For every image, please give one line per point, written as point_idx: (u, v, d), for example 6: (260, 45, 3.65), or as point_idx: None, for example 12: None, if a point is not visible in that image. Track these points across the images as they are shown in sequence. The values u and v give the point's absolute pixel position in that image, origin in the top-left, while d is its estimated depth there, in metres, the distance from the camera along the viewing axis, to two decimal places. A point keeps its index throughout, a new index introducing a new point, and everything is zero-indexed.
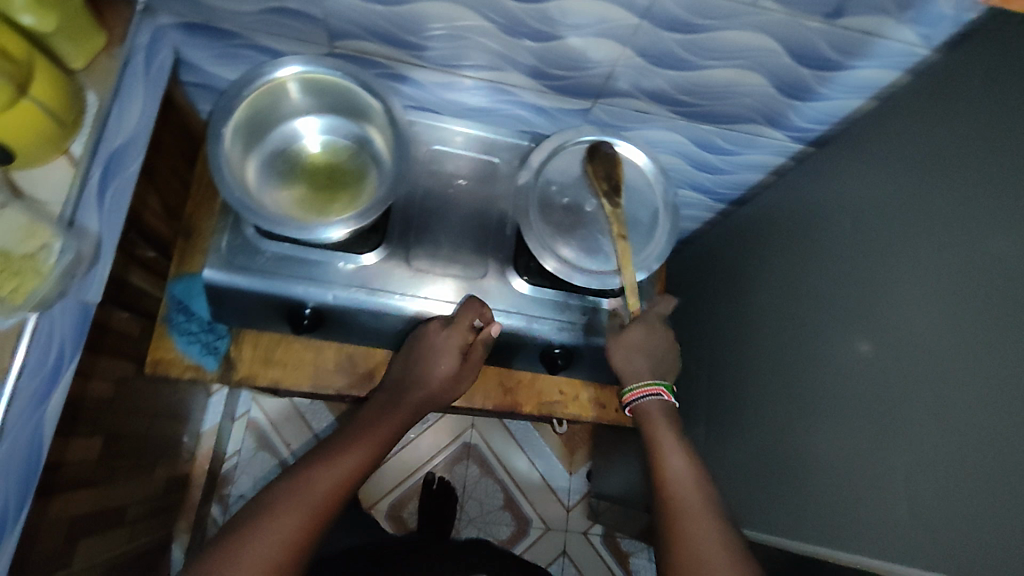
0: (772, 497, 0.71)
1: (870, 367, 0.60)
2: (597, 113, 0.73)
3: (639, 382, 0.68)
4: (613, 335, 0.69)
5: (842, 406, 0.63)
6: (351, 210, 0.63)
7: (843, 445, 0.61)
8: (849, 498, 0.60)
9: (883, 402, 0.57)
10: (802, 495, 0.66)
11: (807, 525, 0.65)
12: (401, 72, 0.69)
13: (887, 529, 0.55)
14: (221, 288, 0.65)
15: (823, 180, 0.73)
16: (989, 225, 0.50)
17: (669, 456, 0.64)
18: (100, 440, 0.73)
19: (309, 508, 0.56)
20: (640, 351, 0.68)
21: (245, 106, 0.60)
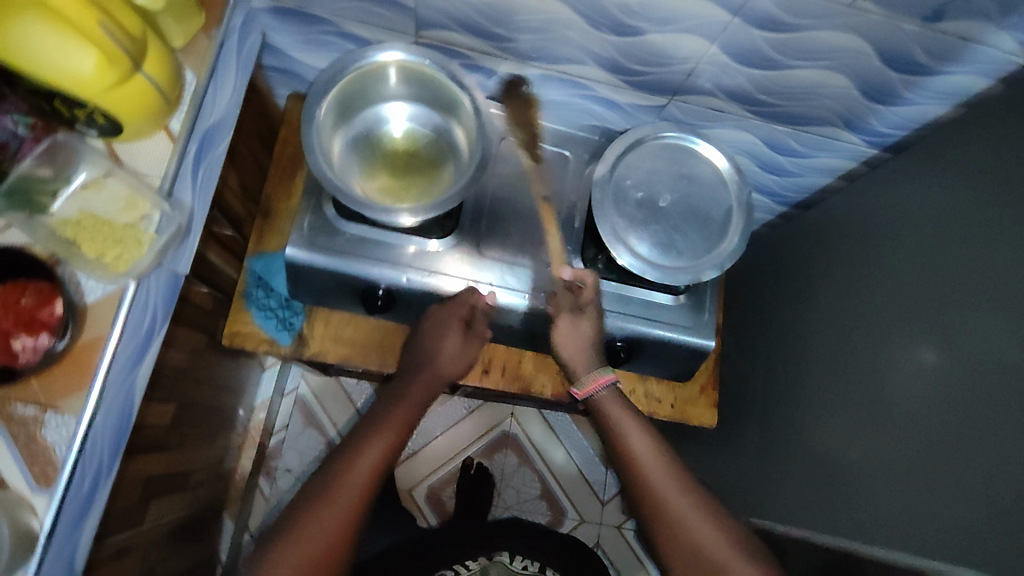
0: (836, 501, 0.71)
1: (945, 375, 0.59)
2: (672, 110, 0.73)
3: (593, 373, 0.66)
4: (564, 319, 0.67)
5: (913, 412, 0.62)
6: (424, 201, 0.64)
7: (915, 453, 0.61)
8: (920, 504, 0.59)
9: (961, 411, 0.57)
10: (869, 501, 0.66)
11: (874, 529, 0.65)
12: (481, 64, 0.70)
13: (968, 536, 0.55)
14: (299, 265, 0.67)
15: (898, 186, 0.72)
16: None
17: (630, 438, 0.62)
18: (173, 407, 0.76)
19: (352, 498, 0.58)
20: (589, 343, 0.66)
21: (339, 87, 0.62)
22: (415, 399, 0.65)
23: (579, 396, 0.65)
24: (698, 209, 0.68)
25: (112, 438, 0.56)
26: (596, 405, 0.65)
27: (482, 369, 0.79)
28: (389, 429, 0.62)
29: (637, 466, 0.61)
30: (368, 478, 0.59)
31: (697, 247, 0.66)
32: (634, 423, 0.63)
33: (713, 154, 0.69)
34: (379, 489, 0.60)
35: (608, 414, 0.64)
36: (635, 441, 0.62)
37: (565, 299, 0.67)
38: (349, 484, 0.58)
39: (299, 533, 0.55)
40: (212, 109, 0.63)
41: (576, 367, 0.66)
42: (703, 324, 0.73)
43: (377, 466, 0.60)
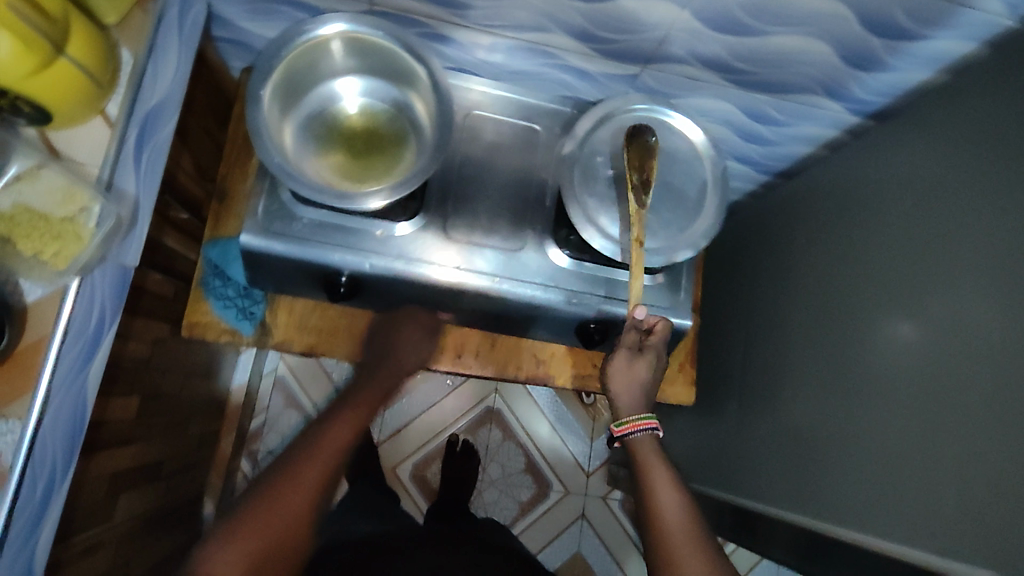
0: (811, 477, 0.70)
1: (922, 355, 0.58)
2: (645, 79, 0.70)
3: (635, 414, 0.65)
4: (622, 357, 0.66)
5: (890, 394, 0.61)
6: (388, 179, 0.61)
7: (891, 433, 0.60)
8: (896, 486, 0.59)
9: (938, 392, 0.56)
10: (846, 481, 0.65)
11: (849, 507, 0.64)
12: (442, 33, 0.66)
13: (937, 519, 0.54)
14: (257, 253, 0.64)
15: (880, 157, 0.69)
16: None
17: (659, 490, 0.61)
18: (138, 398, 0.74)
19: (328, 465, 0.55)
20: (639, 386, 0.66)
21: (283, 66, 0.58)
22: (382, 379, 0.65)
23: (615, 432, 0.65)
24: (674, 185, 0.65)
25: (64, 442, 0.54)
26: (631, 450, 0.64)
27: (456, 353, 0.76)
28: (355, 409, 0.61)
29: (659, 519, 0.59)
30: (335, 452, 0.56)
31: (671, 226, 0.63)
32: (670, 486, 0.61)
33: (687, 129, 0.65)
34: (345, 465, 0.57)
35: (646, 468, 0.63)
36: (664, 501, 0.60)
37: (631, 337, 0.66)
38: (325, 446, 0.56)
39: (273, 494, 0.53)
40: (152, 91, 0.59)
41: (619, 404, 0.65)
42: (679, 303, 0.71)
43: (344, 441, 0.58)
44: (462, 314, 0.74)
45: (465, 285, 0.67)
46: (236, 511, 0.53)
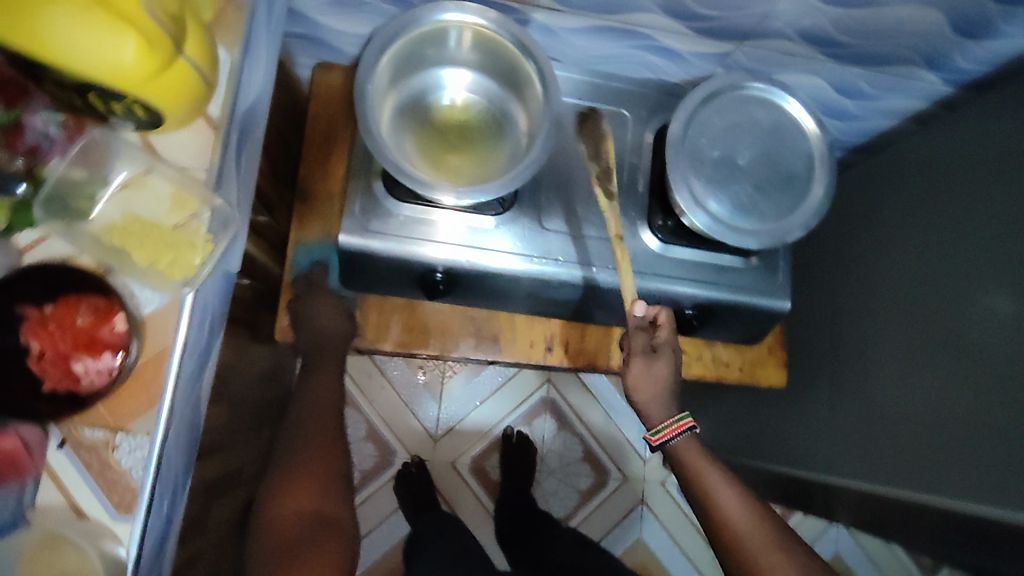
0: (893, 452, 0.69)
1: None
2: (738, 57, 0.68)
3: (669, 420, 0.67)
4: (640, 361, 0.67)
5: (994, 363, 0.59)
6: (483, 176, 0.59)
7: (993, 410, 0.59)
8: (1001, 453, 0.57)
9: None
10: (938, 450, 0.63)
11: (943, 477, 0.62)
12: (532, 18, 0.64)
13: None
14: (354, 252, 0.63)
15: (980, 123, 0.67)
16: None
17: (715, 489, 0.64)
18: (226, 407, 0.73)
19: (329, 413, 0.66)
20: (662, 387, 0.68)
21: (399, 42, 0.57)
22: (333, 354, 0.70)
23: (654, 441, 0.67)
24: (780, 164, 0.63)
25: (185, 459, 0.51)
26: (673, 453, 0.68)
27: (545, 345, 0.75)
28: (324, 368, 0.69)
29: (726, 520, 0.63)
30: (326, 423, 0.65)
31: (779, 206, 0.62)
32: (723, 480, 0.65)
33: (795, 107, 0.64)
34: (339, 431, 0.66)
35: (695, 467, 0.66)
36: (726, 502, 0.63)
37: (641, 339, 0.66)
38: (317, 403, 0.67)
39: (301, 451, 0.63)
40: (248, 91, 0.57)
41: (651, 412, 0.67)
42: (777, 286, 0.70)
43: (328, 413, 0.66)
44: (553, 306, 0.73)
45: (563, 277, 0.66)
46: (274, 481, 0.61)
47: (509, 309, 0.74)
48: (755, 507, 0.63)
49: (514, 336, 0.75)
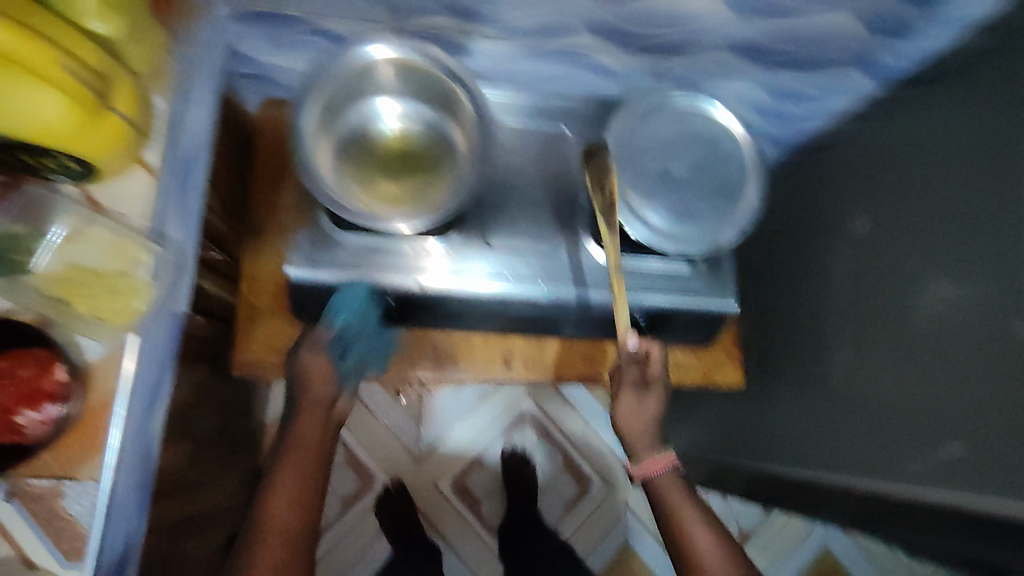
0: (845, 444, 0.70)
1: (966, 301, 0.57)
2: (673, 70, 0.70)
3: (654, 454, 0.71)
4: (630, 394, 0.72)
5: (927, 351, 0.61)
6: (423, 200, 0.61)
7: (941, 390, 0.59)
8: (949, 437, 0.57)
9: (990, 341, 0.54)
10: (888, 438, 0.64)
11: (899, 466, 0.62)
12: (469, 46, 0.66)
13: (988, 467, 0.53)
14: (304, 283, 0.64)
15: (899, 116, 0.67)
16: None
17: (692, 529, 0.67)
18: (191, 444, 0.73)
19: (305, 470, 0.62)
20: (649, 419, 0.72)
21: (327, 87, 0.59)
22: (315, 396, 0.65)
23: (636, 473, 0.70)
24: (716, 173, 0.65)
25: (139, 505, 0.51)
26: (652, 487, 0.71)
27: (505, 361, 0.76)
28: (308, 414, 0.65)
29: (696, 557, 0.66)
30: (289, 519, 0.60)
31: (715, 212, 0.63)
32: (696, 519, 0.68)
33: (726, 115, 0.66)
34: (304, 527, 0.61)
35: (673, 503, 0.69)
36: (700, 542, 0.67)
37: (633, 373, 0.71)
38: (298, 453, 0.63)
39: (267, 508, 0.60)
40: (190, 132, 0.58)
41: (637, 444, 0.71)
42: (723, 289, 0.71)
43: (295, 504, 0.61)
44: (510, 324, 0.74)
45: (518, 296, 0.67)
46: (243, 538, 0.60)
47: (468, 329, 0.75)
48: (727, 551, 0.67)
49: (475, 354, 0.76)
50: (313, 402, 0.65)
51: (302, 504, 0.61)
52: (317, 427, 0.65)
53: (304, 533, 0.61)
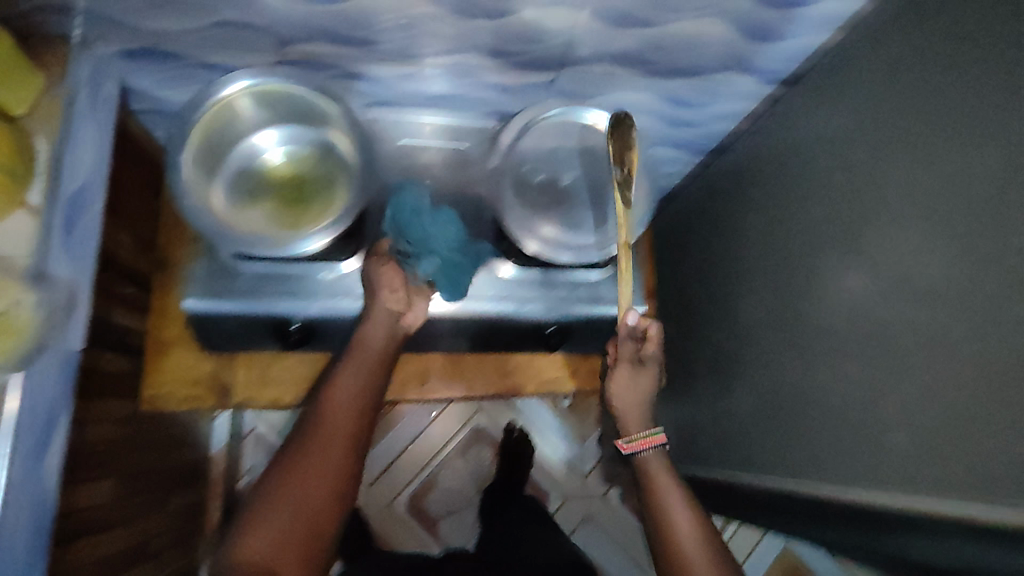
0: (762, 445, 0.71)
1: (861, 295, 0.55)
2: (562, 83, 0.71)
3: (642, 432, 0.70)
4: (624, 370, 0.72)
5: (823, 342, 0.61)
6: (320, 220, 0.61)
7: (834, 383, 0.59)
8: (840, 433, 0.58)
9: (869, 334, 0.54)
10: (791, 436, 0.65)
11: (801, 464, 0.64)
12: (357, 71, 0.67)
13: (870, 466, 0.54)
14: (204, 315, 0.65)
15: (788, 116, 0.70)
16: (970, 123, 0.46)
17: (671, 507, 0.66)
18: (111, 484, 0.71)
19: (344, 429, 0.55)
20: (642, 397, 0.72)
21: (195, 144, 0.59)
22: (369, 348, 0.60)
23: (624, 450, 0.70)
24: (601, 182, 0.68)
25: (31, 542, 0.52)
26: (641, 467, 0.69)
27: (420, 380, 0.77)
28: (355, 366, 0.59)
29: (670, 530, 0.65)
30: (350, 414, 0.56)
31: (605, 218, 0.66)
32: (677, 496, 0.66)
33: (603, 116, 0.65)
34: (360, 428, 0.57)
35: (654, 483, 0.68)
36: (677, 519, 0.65)
37: (627, 350, 0.71)
38: (339, 408, 0.56)
39: (293, 465, 0.53)
40: (73, 173, 0.59)
41: (629, 419, 0.72)
42: (628, 294, 0.73)
43: (356, 401, 0.57)
44: (424, 342, 0.74)
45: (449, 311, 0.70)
46: (254, 494, 0.53)
47: None
48: (707, 529, 0.65)
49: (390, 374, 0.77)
50: (362, 357, 0.60)
51: (363, 404, 0.57)
52: (363, 385, 0.58)
53: (359, 434, 0.56)
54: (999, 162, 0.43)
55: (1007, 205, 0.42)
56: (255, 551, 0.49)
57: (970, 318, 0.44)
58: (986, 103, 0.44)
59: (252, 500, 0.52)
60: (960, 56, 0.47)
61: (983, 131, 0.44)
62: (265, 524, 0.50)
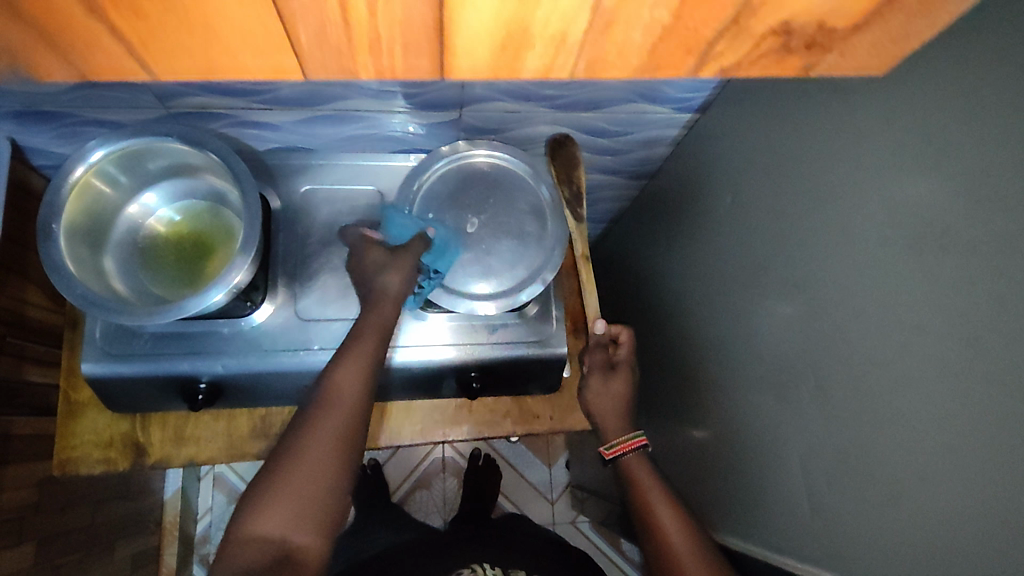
0: (708, 488, 0.69)
1: (792, 336, 0.54)
2: (469, 120, 0.69)
3: (624, 436, 0.68)
4: (597, 377, 0.72)
5: (756, 384, 0.59)
6: (217, 272, 0.61)
7: (770, 428, 0.57)
8: (780, 488, 0.55)
9: (801, 381, 0.53)
10: (732, 482, 0.64)
11: (747, 518, 0.61)
12: (253, 119, 0.65)
13: (812, 528, 0.52)
14: (104, 379, 0.63)
15: (717, 144, 0.68)
16: (893, 167, 0.43)
17: (655, 503, 0.61)
18: (30, 548, 0.70)
19: (347, 413, 0.52)
20: (621, 402, 0.71)
21: (65, 219, 0.55)
22: (376, 323, 0.56)
23: (607, 455, 0.67)
24: (509, 222, 0.65)
25: None
26: (623, 468, 0.66)
27: None
28: (361, 343, 0.55)
29: (657, 531, 0.60)
30: (358, 392, 0.54)
31: (517, 262, 0.63)
32: (661, 492, 0.62)
33: (501, 159, 0.66)
34: (362, 412, 0.53)
35: (639, 480, 0.64)
36: (664, 515, 0.60)
37: (599, 356, 0.72)
38: (342, 390, 0.53)
39: (298, 448, 0.50)
40: None
41: (607, 425, 0.70)
42: (552, 334, 0.70)
43: (363, 380, 0.54)
44: None
45: (423, 363, 0.68)
46: (260, 473, 0.50)
47: None
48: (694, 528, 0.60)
49: None
50: (367, 331, 0.56)
51: (369, 379, 0.54)
52: (367, 365, 0.54)
53: (365, 412, 0.54)
54: (913, 205, 0.41)
55: (923, 252, 0.40)
56: (270, 520, 0.47)
57: (903, 378, 0.42)
58: (901, 143, 0.43)
59: (266, 471, 0.50)
60: (877, 93, 0.45)
61: (912, 170, 0.42)
62: (280, 494, 0.48)
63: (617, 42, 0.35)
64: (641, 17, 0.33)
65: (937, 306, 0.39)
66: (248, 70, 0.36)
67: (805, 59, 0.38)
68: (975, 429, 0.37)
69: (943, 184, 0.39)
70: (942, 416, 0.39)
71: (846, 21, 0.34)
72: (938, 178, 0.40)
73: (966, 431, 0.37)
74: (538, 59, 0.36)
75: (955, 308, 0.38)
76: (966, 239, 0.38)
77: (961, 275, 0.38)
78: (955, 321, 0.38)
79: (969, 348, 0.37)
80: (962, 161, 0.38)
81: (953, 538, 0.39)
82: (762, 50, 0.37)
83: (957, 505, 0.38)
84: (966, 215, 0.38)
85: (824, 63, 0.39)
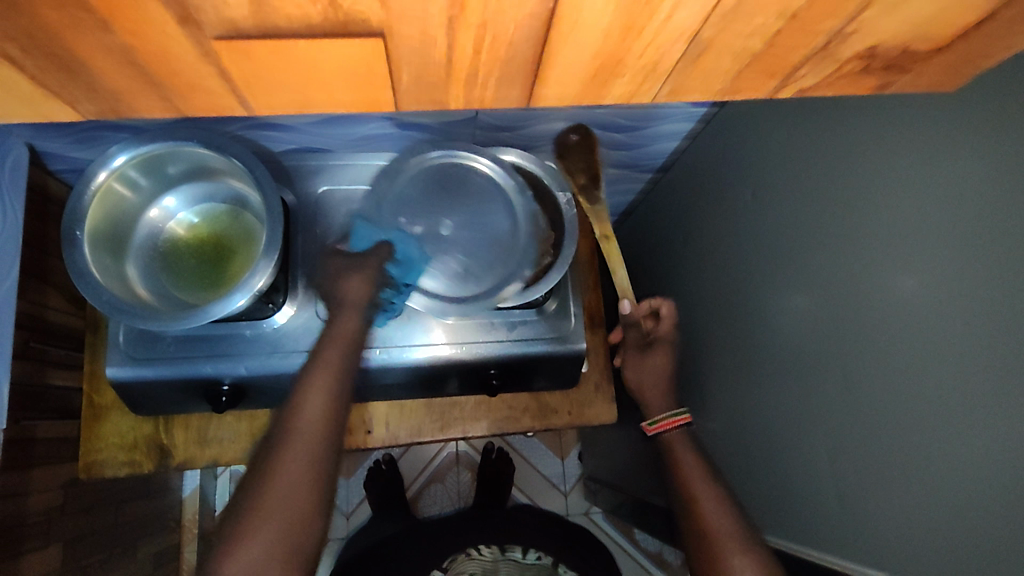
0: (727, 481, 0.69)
1: (815, 331, 0.54)
2: (485, 117, 0.69)
3: (668, 413, 0.66)
4: (634, 354, 0.72)
5: (777, 379, 0.59)
6: (242, 276, 0.61)
7: (793, 422, 0.57)
8: (805, 481, 0.56)
9: (825, 376, 0.53)
10: (754, 475, 0.64)
11: (770, 510, 0.61)
12: (271, 121, 0.65)
13: (838, 521, 0.52)
14: (129, 382, 0.63)
15: (734, 137, 0.68)
16: (923, 163, 0.43)
17: (699, 486, 0.60)
18: (57, 550, 0.71)
19: (312, 446, 0.50)
20: (663, 376, 0.70)
21: (88, 225, 0.55)
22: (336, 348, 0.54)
23: (649, 431, 0.65)
24: (484, 229, 0.65)
25: None
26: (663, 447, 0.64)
27: (367, 428, 0.76)
28: (322, 370, 0.53)
29: (699, 512, 0.59)
30: (323, 423, 0.51)
31: (497, 267, 0.64)
32: (702, 474, 0.61)
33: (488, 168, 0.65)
34: (329, 441, 0.51)
35: (683, 465, 0.62)
36: (705, 498, 0.59)
37: (634, 334, 0.72)
38: (305, 422, 0.50)
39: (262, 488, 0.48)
40: None
41: (648, 400, 0.70)
42: (571, 330, 0.70)
43: (328, 409, 0.51)
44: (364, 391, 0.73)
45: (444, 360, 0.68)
46: (226, 517, 0.48)
47: None
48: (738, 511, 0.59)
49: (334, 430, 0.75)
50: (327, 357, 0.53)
51: (333, 408, 0.52)
52: (329, 394, 0.52)
53: (342, 435, 0.52)
54: (946, 201, 0.41)
55: (955, 252, 0.40)
56: (236, 566, 0.45)
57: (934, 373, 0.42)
58: (931, 138, 0.43)
59: (232, 508, 0.48)
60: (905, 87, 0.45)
61: (944, 166, 0.41)
62: (244, 537, 0.46)
63: (708, 71, 0.39)
64: (734, 47, 0.37)
65: (971, 304, 0.39)
66: (342, 103, 0.40)
67: (879, 79, 0.41)
68: (1010, 426, 0.37)
69: (978, 180, 0.39)
70: (968, 410, 0.40)
71: (928, 44, 0.37)
72: (972, 176, 0.39)
73: (1001, 427, 0.37)
74: (624, 87, 0.40)
75: (985, 305, 0.38)
76: (1002, 236, 0.37)
77: (997, 271, 0.38)
78: (990, 320, 0.38)
79: (1005, 344, 0.37)
80: (997, 158, 0.38)
81: (987, 533, 0.39)
82: (844, 72, 0.40)
83: (991, 501, 0.38)
84: (1003, 214, 0.37)
85: (898, 82, 0.41)
